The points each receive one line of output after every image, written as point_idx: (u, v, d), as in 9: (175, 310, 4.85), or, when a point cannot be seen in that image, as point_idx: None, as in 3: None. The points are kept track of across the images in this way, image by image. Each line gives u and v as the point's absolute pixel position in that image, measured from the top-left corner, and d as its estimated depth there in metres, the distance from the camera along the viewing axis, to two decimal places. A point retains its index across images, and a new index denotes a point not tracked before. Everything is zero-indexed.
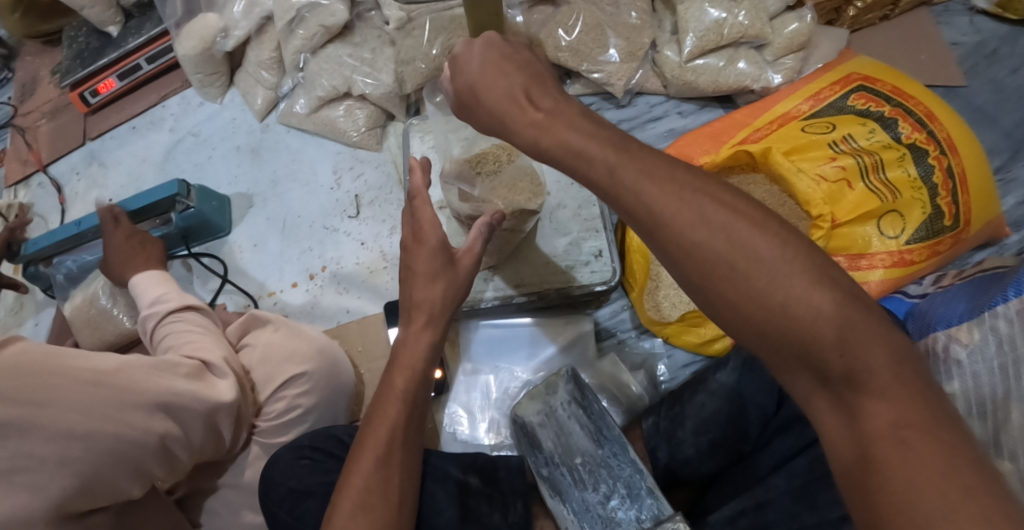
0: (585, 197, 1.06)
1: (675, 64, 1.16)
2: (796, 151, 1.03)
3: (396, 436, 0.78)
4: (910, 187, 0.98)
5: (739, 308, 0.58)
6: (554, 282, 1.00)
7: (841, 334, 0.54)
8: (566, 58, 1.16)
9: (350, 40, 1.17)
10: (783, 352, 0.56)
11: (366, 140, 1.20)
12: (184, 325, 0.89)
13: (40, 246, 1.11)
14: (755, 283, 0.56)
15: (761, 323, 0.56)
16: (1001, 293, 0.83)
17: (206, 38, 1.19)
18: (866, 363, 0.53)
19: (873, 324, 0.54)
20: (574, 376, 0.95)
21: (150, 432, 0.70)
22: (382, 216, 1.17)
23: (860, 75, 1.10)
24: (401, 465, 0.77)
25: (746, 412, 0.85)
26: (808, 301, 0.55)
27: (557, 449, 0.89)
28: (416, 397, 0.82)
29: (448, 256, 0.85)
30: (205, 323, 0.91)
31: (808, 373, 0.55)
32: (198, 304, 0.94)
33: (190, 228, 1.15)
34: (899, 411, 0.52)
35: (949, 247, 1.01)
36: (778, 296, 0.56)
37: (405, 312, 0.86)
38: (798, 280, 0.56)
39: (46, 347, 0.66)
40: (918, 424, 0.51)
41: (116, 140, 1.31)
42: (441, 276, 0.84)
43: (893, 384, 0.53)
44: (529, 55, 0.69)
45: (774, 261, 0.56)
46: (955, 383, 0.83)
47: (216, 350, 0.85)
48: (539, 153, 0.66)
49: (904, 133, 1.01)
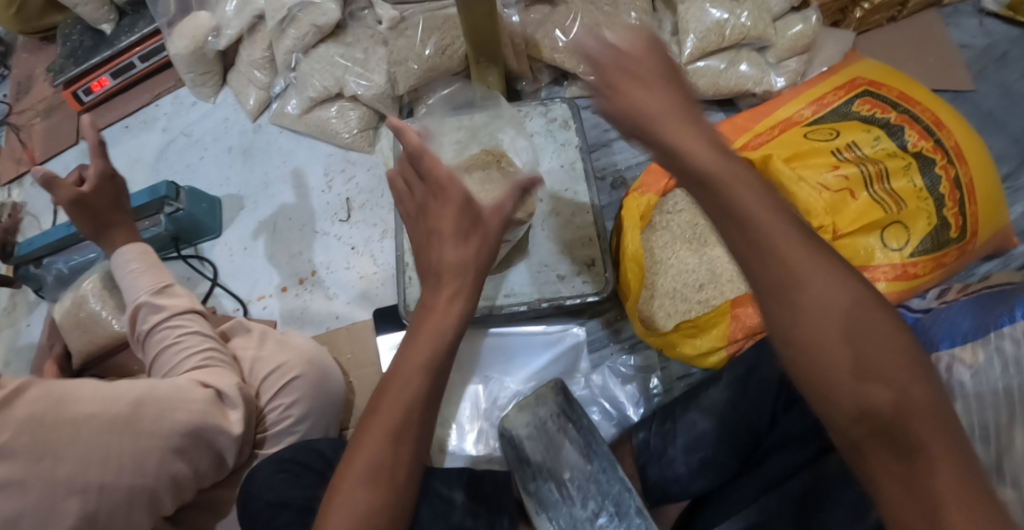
0: (578, 204, 1.00)
1: (675, 66, 1.12)
2: (796, 158, 1.00)
3: (411, 410, 0.67)
4: (915, 197, 0.95)
5: (796, 336, 0.55)
6: (546, 291, 0.96)
7: (858, 354, 0.54)
8: (562, 59, 1.12)
9: (341, 40, 1.15)
10: (835, 380, 0.54)
11: (359, 142, 1.19)
12: (191, 333, 0.86)
13: (33, 247, 1.10)
14: (806, 310, 0.55)
15: (818, 351, 0.54)
16: (1010, 315, 0.79)
17: (197, 38, 1.17)
18: (882, 384, 0.53)
19: (894, 347, 0.54)
20: (562, 388, 0.92)
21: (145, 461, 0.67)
22: (373, 220, 1.16)
23: (865, 79, 1.06)
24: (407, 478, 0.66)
25: (738, 434, 0.83)
26: (852, 331, 0.54)
27: (535, 457, 0.87)
28: (442, 372, 0.70)
29: (474, 215, 0.72)
30: (210, 332, 0.89)
31: (856, 403, 0.53)
32: (203, 308, 0.91)
33: (181, 229, 1.14)
34: (918, 430, 0.52)
35: (954, 259, 0.97)
36: (799, 319, 0.55)
37: (429, 274, 0.72)
38: (819, 300, 0.54)
39: (61, 392, 0.65)
40: (935, 444, 0.52)
41: (109, 139, 1.29)
42: (472, 235, 0.71)
43: (913, 406, 0.52)
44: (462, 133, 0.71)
45: (826, 285, 0.55)
46: (956, 404, 0.80)
47: (229, 376, 0.82)
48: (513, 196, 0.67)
49: (910, 141, 0.98)
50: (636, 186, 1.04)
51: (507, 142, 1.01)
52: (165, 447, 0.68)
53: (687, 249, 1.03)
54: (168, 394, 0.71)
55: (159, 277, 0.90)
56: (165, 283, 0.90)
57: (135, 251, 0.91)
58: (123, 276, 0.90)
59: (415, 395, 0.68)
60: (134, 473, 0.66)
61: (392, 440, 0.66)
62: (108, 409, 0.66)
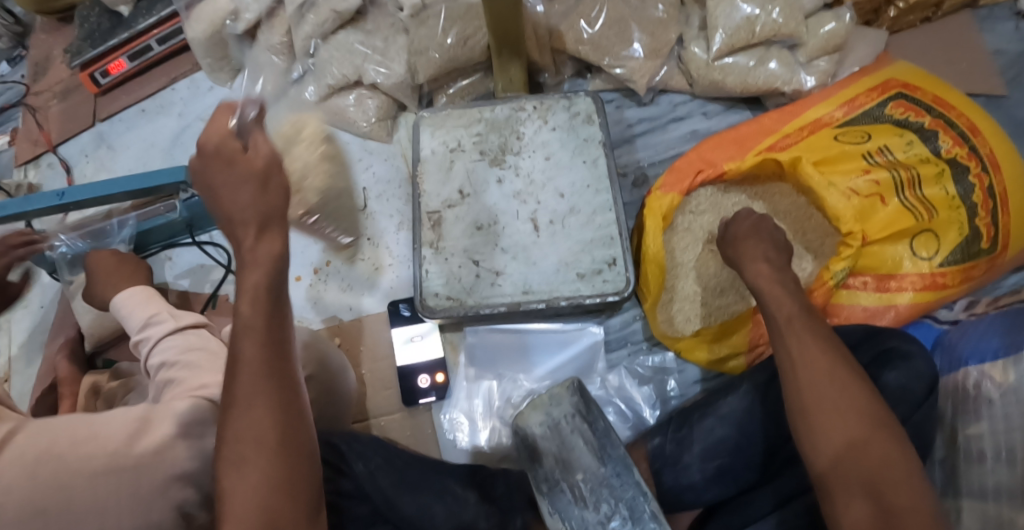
0: (600, 202, 0.97)
1: (702, 62, 1.09)
2: (825, 162, 0.97)
3: (267, 371, 0.61)
4: (948, 206, 0.93)
5: (786, 355, 0.74)
6: (563, 290, 0.93)
7: (822, 396, 0.70)
8: (586, 51, 1.09)
9: (361, 27, 1.12)
10: (803, 386, 0.71)
11: (376, 132, 1.16)
12: (178, 350, 0.76)
13: (8, 211, 0.95)
14: (790, 341, 0.75)
15: (796, 368, 0.73)
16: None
17: (216, 21, 1.15)
18: (844, 414, 0.68)
19: (837, 364, 0.71)
20: (580, 387, 0.88)
21: None
22: (389, 211, 1.14)
23: (898, 82, 1.04)
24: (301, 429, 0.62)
25: (754, 443, 0.83)
26: (813, 355, 0.72)
27: (551, 456, 0.84)
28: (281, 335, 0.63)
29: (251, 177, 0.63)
30: (206, 342, 0.78)
31: (814, 403, 0.70)
32: (201, 321, 0.81)
33: (194, 215, 1.14)
34: (875, 450, 0.67)
35: (983, 272, 0.95)
36: (786, 361, 0.74)
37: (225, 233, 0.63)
38: (801, 355, 0.73)
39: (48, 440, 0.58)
40: (892, 462, 0.66)
41: (125, 123, 1.28)
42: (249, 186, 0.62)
43: (873, 433, 0.67)
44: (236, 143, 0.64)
45: (803, 325, 0.75)
46: (983, 422, 0.80)
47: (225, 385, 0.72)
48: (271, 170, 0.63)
49: (945, 147, 0.95)
50: (658, 184, 1.02)
51: (529, 134, 1.02)
52: None
53: (708, 250, 1.01)
54: (165, 422, 0.64)
55: (151, 307, 0.83)
56: (155, 311, 0.82)
57: (134, 292, 0.86)
58: (120, 313, 0.84)
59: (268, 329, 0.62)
60: None
61: (269, 391, 0.60)
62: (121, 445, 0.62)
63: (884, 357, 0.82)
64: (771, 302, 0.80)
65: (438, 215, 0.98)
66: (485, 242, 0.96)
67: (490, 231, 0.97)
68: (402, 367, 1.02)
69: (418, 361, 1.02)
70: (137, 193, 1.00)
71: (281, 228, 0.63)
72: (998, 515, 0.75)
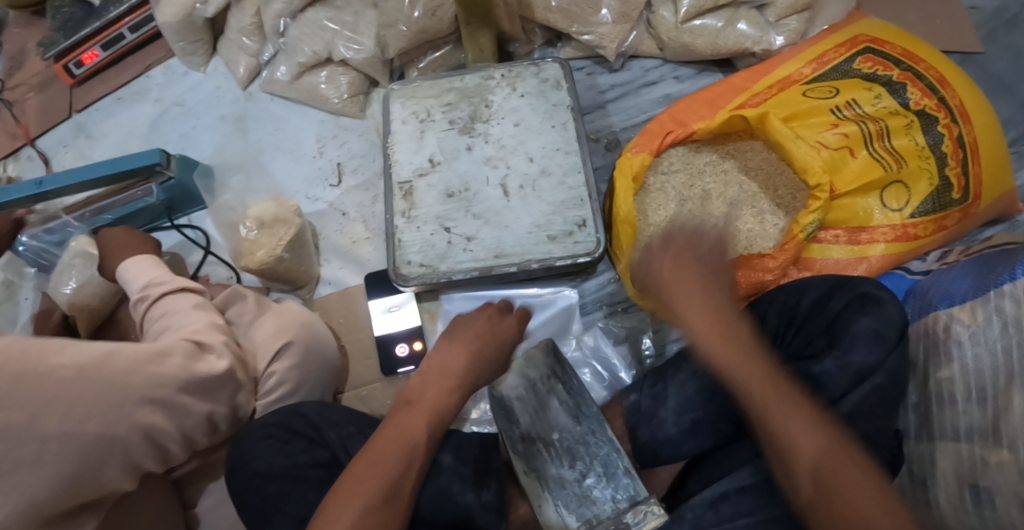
0: (571, 164, 0.97)
1: (671, 25, 1.09)
2: (795, 118, 0.97)
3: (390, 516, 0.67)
4: (917, 156, 0.93)
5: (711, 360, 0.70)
6: (535, 253, 0.93)
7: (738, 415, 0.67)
8: (556, 19, 1.09)
9: (330, 3, 1.11)
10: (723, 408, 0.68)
11: (349, 107, 1.17)
12: (180, 309, 0.79)
13: None
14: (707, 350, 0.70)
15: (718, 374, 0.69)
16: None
17: (185, 5, 1.15)
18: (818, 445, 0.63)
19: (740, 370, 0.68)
20: (554, 349, 0.89)
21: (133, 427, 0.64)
22: (365, 185, 1.15)
23: (868, 37, 1.02)
24: (378, 467, 0.69)
25: (734, 396, 0.81)
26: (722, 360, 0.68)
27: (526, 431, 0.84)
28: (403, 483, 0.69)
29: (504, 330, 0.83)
30: (203, 305, 0.82)
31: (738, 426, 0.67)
32: (198, 287, 0.85)
33: (174, 197, 1.12)
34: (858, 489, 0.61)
35: (956, 222, 0.95)
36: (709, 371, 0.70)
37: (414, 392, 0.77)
38: (742, 394, 0.67)
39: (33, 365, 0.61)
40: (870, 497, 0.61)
41: (102, 112, 1.28)
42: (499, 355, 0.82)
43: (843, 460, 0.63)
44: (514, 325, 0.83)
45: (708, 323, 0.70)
46: (954, 366, 0.79)
47: (217, 334, 0.77)
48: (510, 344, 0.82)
49: (913, 99, 0.95)
50: (630, 146, 1.02)
51: (498, 102, 1.02)
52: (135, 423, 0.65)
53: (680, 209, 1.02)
54: (140, 347, 0.67)
55: (157, 272, 0.85)
56: (158, 275, 0.84)
57: (134, 260, 0.87)
58: (123, 276, 0.86)
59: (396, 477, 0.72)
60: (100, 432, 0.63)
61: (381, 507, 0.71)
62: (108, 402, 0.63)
63: (859, 303, 0.78)
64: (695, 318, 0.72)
65: (410, 184, 0.98)
66: (457, 208, 0.97)
67: (462, 196, 0.97)
68: (379, 337, 1.03)
69: (395, 331, 1.03)
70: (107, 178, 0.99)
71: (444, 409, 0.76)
72: (972, 457, 0.75)
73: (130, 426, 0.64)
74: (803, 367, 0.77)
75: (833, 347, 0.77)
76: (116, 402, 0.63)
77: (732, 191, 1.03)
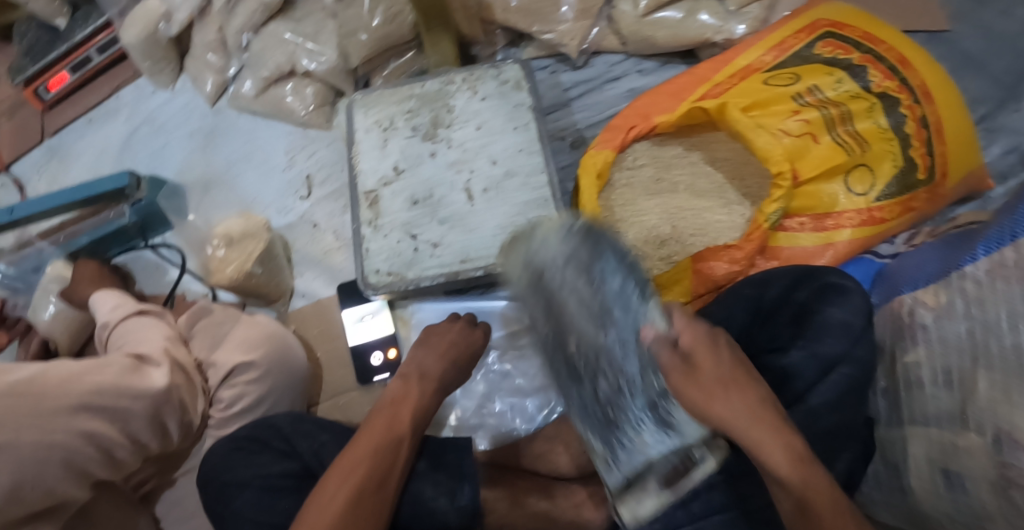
0: (534, 165, 0.97)
1: (632, 19, 1.09)
2: (757, 107, 0.96)
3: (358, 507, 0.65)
4: (880, 139, 0.92)
5: None
6: (501, 255, 0.93)
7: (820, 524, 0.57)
8: (516, 19, 1.09)
9: (292, 17, 1.12)
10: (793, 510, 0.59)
11: (315, 119, 1.17)
12: (131, 329, 0.89)
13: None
14: None
15: None
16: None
17: (149, 24, 1.16)
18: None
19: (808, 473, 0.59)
20: (581, 234, 0.73)
21: (73, 432, 0.71)
22: (335, 195, 1.15)
23: (827, 21, 1.00)
24: (358, 468, 0.67)
25: None
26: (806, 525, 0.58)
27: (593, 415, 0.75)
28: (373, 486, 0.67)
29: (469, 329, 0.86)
30: (154, 324, 0.90)
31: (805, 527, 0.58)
32: (153, 308, 0.93)
33: (148, 219, 1.12)
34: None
35: (924, 203, 0.96)
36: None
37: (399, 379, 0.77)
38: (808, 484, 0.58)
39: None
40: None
41: (74, 133, 1.28)
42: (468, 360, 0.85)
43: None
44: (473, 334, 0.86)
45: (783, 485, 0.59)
46: (920, 349, 0.79)
47: (155, 342, 0.86)
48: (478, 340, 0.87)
49: (874, 81, 0.94)
50: (594, 144, 1.02)
51: (460, 106, 1.02)
52: (83, 422, 0.72)
53: (648, 204, 1.02)
54: (78, 362, 0.75)
55: (117, 299, 0.94)
56: (119, 299, 0.94)
57: (102, 293, 0.95)
58: (94, 308, 0.94)
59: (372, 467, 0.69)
60: (43, 428, 0.69)
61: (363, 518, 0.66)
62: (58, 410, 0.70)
63: (821, 291, 0.78)
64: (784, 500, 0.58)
65: (375, 194, 0.98)
66: (423, 215, 0.97)
67: (427, 203, 0.97)
68: (354, 346, 1.03)
69: (369, 339, 1.03)
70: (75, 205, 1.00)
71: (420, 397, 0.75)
72: (943, 442, 0.74)
73: (68, 432, 0.70)
74: (770, 360, 0.77)
75: (798, 339, 0.76)
76: (52, 412, 0.69)
77: (701, 182, 1.02)
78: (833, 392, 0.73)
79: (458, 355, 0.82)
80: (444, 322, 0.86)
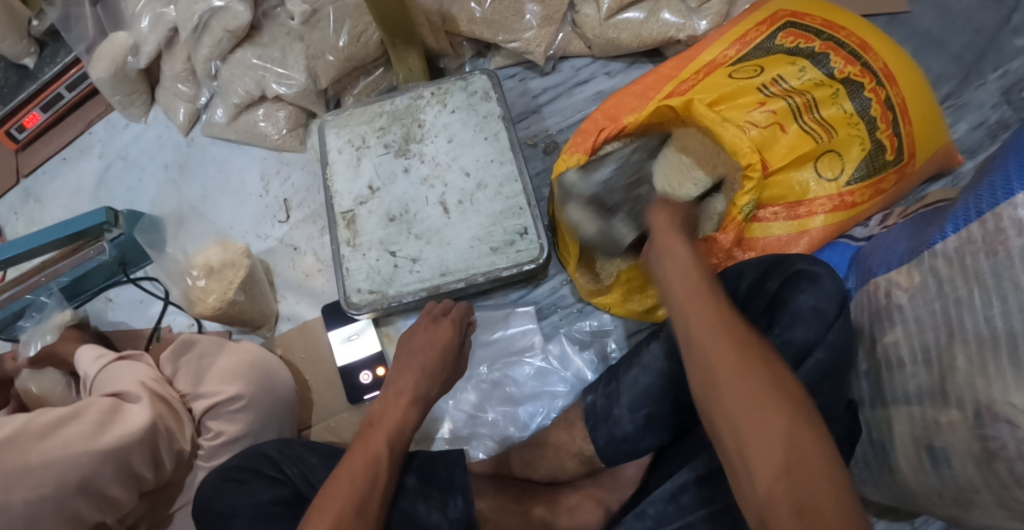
0: (506, 174, 0.98)
1: (595, 22, 1.10)
2: (722, 100, 0.96)
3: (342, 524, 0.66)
4: (846, 124, 0.93)
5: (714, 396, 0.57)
6: (480, 266, 0.94)
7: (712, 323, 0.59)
8: (480, 31, 1.10)
9: (257, 42, 1.12)
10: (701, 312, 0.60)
11: (289, 142, 1.18)
12: (112, 375, 0.89)
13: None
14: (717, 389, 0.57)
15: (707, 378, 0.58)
16: (1006, 188, 0.69)
17: (117, 59, 1.16)
18: (774, 473, 0.53)
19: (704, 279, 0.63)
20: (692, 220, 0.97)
21: (64, 481, 0.72)
22: (312, 217, 1.16)
23: (786, 12, 1.00)
24: (334, 503, 0.67)
25: (681, 386, 0.79)
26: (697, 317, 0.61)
27: (622, 181, 0.96)
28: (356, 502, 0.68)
29: (439, 318, 0.86)
30: (134, 366, 0.90)
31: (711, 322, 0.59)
32: (133, 354, 0.94)
33: (126, 252, 1.12)
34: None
35: (893, 184, 0.97)
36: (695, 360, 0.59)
37: (384, 396, 0.79)
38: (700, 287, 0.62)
39: None
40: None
41: (48, 174, 1.28)
42: (450, 369, 0.84)
43: (812, 469, 0.53)
44: (449, 326, 0.84)
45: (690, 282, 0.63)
46: (897, 329, 0.80)
47: (130, 381, 0.86)
48: (459, 330, 0.85)
49: (837, 68, 0.95)
50: (566, 148, 1.02)
51: (430, 120, 1.03)
52: (69, 471, 0.72)
53: None
54: (57, 411, 0.76)
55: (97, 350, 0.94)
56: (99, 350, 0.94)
57: (84, 346, 0.96)
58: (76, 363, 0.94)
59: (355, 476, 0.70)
60: (31, 481, 0.70)
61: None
62: (44, 464, 0.71)
63: (793, 279, 0.78)
64: (692, 322, 0.60)
65: (352, 213, 0.99)
66: (399, 231, 0.97)
67: (403, 219, 0.98)
68: (342, 367, 1.03)
69: (356, 359, 1.03)
70: (58, 243, 0.99)
71: (395, 413, 0.76)
72: (925, 420, 0.75)
73: (60, 484, 0.72)
74: None
75: (774, 328, 0.76)
76: (36, 466, 0.70)
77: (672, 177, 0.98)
78: (812, 380, 0.74)
79: (440, 361, 0.81)
80: (428, 319, 0.86)
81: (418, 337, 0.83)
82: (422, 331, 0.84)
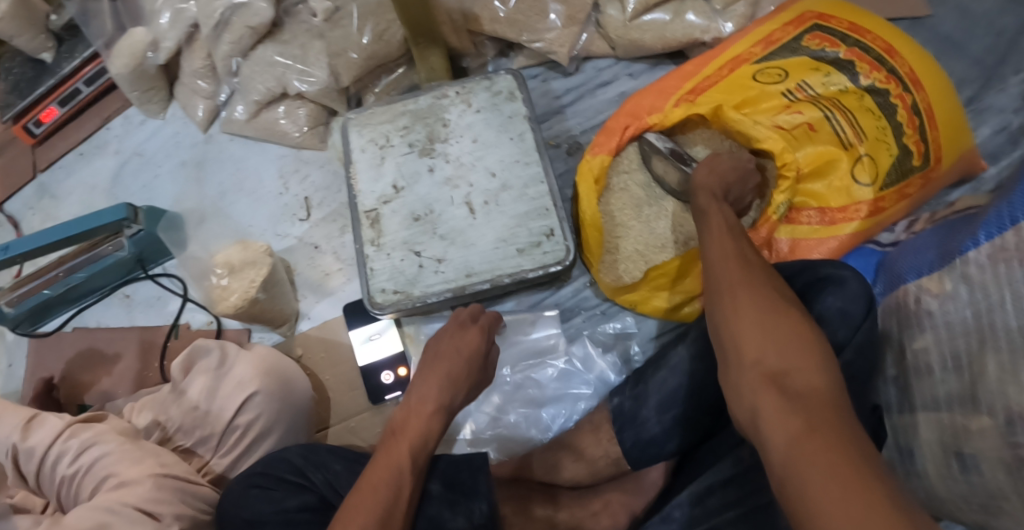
0: (531, 175, 0.98)
1: (619, 24, 1.09)
2: (747, 104, 0.97)
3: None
4: (876, 129, 0.93)
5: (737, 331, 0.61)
6: (505, 268, 0.94)
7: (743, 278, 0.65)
8: (503, 30, 1.09)
9: (280, 39, 1.11)
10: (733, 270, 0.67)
11: (309, 140, 1.18)
12: (89, 436, 0.83)
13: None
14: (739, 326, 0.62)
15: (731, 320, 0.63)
16: None
17: (137, 54, 1.14)
18: (774, 363, 0.58)
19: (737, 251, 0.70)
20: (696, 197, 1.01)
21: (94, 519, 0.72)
22: (332, 216, 1.16)
23: (814, 13, 1.01)
24: (357, 517, 0.66)
25: (709, 390, 0.79)
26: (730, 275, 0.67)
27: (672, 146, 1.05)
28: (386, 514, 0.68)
29: (465, 323, 0.85)
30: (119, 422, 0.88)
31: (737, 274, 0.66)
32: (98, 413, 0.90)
33: (144, 249, 1.11)
34: (795, 456, 0.50)
35: (918, 189, 0.97)
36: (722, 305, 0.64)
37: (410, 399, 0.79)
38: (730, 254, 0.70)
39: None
40: (810, 457, 0.49)
41: (64, 169, 1.27)
42: (475, 379, 0.84)
43: (808, 364, 0.56)
44: (477, 334, 0.84)
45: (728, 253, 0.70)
46: (927, 335, 0.79)
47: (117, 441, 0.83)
48: (486, 341, 0.85)
49: (863, 74, 0.94)
50: (590, 148, 1.02)
51: (454, 120, 1.02)
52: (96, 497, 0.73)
53: (638, 204, 1.04)
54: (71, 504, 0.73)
55: (22, 412, 0.86)
56: (29, 414, 0.86)
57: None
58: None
59: (388, 468, 0.71)
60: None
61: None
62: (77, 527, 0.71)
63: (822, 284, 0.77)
64: (717, 273, 0.68)
65: (375, 212, 0.98)
66: (423, 231, 0.97)
67: (427, 219, 0.97)
68: (363, 366, 1.03)
69: (377, 359, 1.03)
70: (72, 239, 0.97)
71: (418, 424, 0.76)
72: (953, 426, 0.75)
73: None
74: None
75: None
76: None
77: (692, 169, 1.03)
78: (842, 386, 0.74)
79: (464, 368, 0.81)
80: (457, 325, 0.85)
81: (443, 340, 0.83)
82: (450, 336, 0.84)
